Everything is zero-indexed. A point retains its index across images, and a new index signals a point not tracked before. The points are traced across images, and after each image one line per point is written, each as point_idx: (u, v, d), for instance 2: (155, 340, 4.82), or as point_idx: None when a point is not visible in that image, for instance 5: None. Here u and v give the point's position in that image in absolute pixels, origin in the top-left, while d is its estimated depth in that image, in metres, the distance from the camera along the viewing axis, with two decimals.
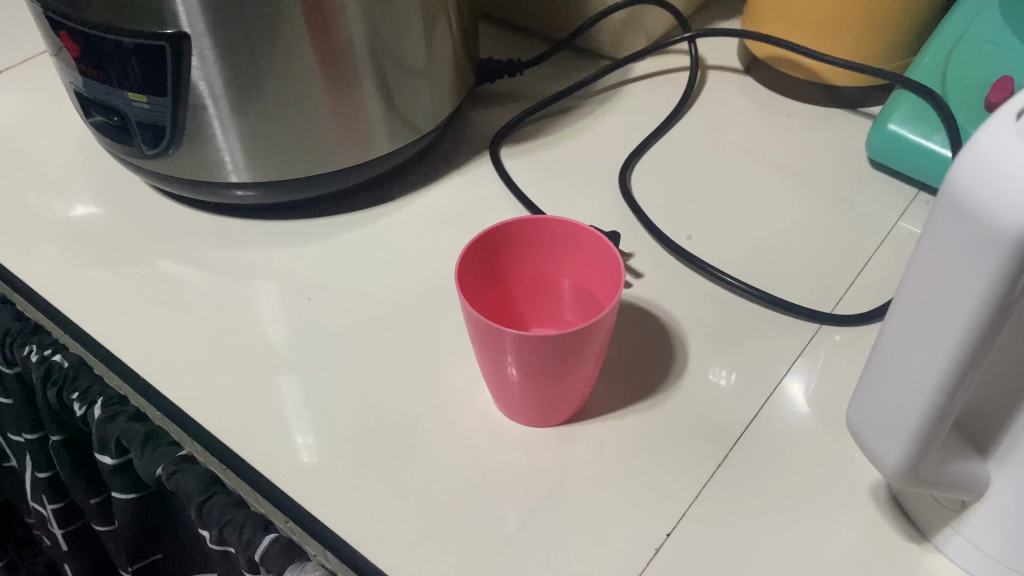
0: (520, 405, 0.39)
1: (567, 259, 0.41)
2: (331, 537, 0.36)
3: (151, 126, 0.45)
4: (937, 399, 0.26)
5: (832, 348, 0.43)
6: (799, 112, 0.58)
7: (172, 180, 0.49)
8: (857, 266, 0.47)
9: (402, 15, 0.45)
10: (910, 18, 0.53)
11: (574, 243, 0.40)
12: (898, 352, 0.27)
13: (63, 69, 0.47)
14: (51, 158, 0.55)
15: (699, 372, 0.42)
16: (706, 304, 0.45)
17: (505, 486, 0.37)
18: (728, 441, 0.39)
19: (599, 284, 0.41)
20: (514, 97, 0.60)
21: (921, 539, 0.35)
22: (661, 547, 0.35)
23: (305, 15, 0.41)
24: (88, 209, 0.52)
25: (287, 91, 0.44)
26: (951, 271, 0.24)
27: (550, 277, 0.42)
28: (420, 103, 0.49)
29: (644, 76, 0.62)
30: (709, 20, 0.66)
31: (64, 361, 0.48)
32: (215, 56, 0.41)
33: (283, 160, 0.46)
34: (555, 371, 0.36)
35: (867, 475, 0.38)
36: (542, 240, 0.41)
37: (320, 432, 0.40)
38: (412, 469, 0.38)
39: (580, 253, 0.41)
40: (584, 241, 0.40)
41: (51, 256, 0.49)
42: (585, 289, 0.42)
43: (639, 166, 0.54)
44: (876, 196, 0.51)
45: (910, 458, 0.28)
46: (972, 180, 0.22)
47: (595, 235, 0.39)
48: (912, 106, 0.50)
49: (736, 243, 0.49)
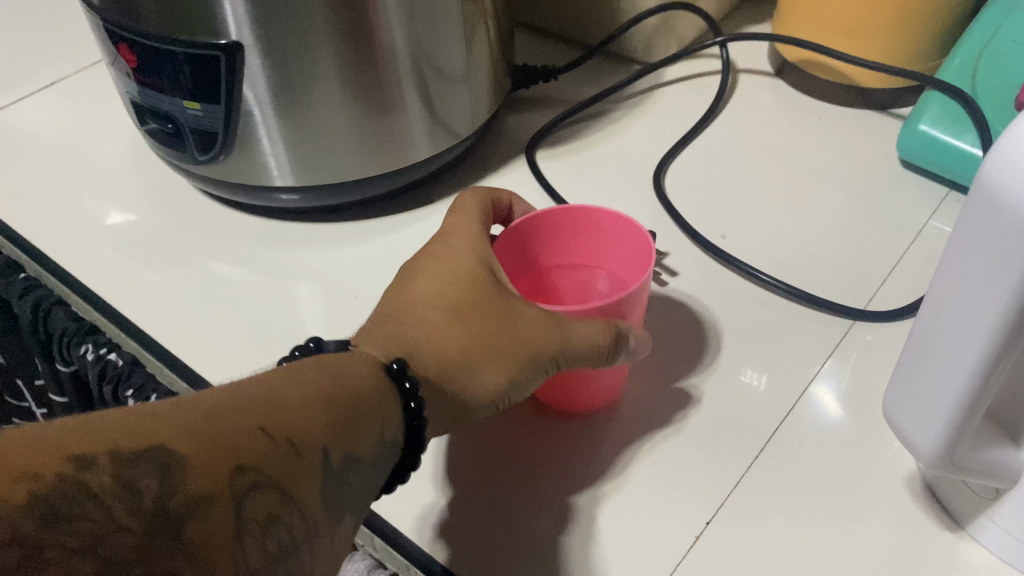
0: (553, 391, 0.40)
1: (600, 249, 0.43)
2: (382, 525, 0.38)
3: (204, 132, 0.47)
4: (970, 386, 0.27)
5: (864, 345, 0.44)
6: (829, 114, 0.59)
7: (221, 184, 0.51)
8: (889, 265, 0.48)
9: (442, 21, 0.46)
10: (941, 20, 0.54)
11: (603, 232, 0.42)
12: (933, 341, 0.28)
13: (120, 79, 0.49)
14: (103, 164, 0.58)
15: (734, 370, 0.43)
16: (741, 302, 0.46)
17: (547, 478, 0.39)
18: (764, 435, 0.40)
19: (632, 270, 0.42)
20: (548, 102, 0.62)
21: (957, 528, 0.36)
22: (700, 536, 0.37)
23: (349, 24, 0.42)
24: (138, 214, 0.54)
25: (331, 98, 0.45)
26: (981, 263, 0.25)
27: (577, 269, 0.44)
28: (459, 109, 0.51)
29: (677, 81, 0.63)
30: (740, 24, 0.67)
31: (119, 359, 0.49)
32: (262, 63, 0.43)
33: (327, 165, 0.48)
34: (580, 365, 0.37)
35: (902, 468, 0.39)
36: (573, 233, 0.42)
37: None
38: (455, 462, 0.40)
39: (590, 238, 0.42)
40: (581, 228, 0.42)
41: (107, 258, 0.51)
42: (617, 275, 0.43)
43: (672, 168, 0.55)
44: (907, 195, 0.52)
45: (946, 445, 0.29)
46: (1001, 175, 0.23)
47: (620, 218, 0.41)
48: (941, 107, 0.51)
49: (769, 243, 0.50)
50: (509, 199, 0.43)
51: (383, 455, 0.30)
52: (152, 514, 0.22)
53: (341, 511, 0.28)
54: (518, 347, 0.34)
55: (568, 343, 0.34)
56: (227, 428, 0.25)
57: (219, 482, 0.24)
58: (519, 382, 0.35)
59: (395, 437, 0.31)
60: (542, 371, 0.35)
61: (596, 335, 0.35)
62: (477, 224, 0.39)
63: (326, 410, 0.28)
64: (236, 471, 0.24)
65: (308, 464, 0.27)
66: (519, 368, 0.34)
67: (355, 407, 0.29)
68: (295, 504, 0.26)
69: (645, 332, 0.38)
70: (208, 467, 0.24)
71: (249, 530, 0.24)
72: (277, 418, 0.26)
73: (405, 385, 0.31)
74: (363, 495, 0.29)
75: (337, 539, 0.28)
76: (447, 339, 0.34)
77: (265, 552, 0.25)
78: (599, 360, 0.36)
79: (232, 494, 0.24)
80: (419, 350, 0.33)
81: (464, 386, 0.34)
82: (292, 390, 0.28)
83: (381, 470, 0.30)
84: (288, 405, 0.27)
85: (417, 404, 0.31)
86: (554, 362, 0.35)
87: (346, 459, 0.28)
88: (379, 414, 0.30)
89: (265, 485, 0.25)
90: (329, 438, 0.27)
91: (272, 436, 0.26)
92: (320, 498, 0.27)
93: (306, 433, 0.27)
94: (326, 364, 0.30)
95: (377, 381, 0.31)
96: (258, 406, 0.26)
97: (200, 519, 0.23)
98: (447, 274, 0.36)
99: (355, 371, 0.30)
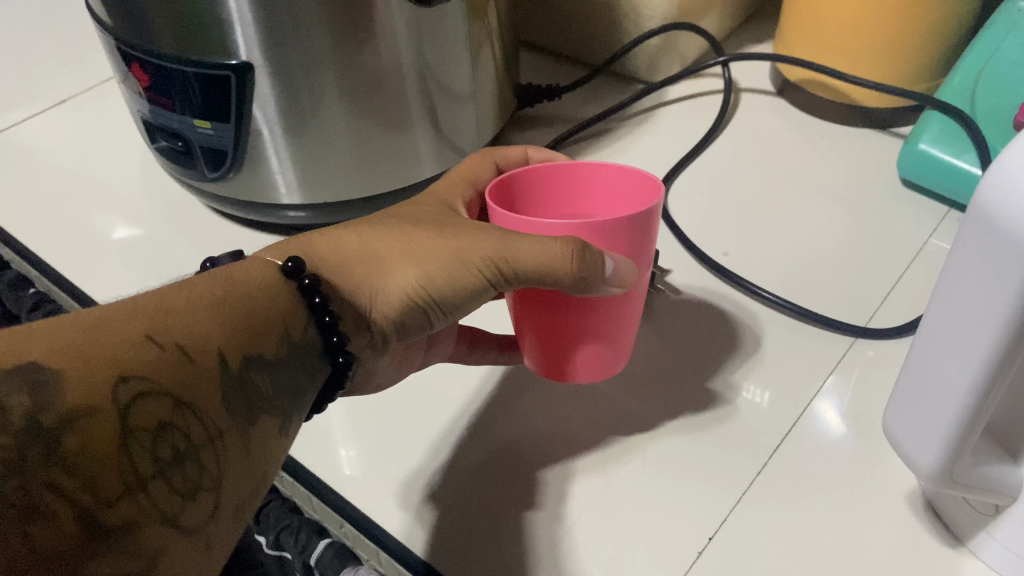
0: (541, 351, 0.37)
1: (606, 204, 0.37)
2: (387, 538, 0.38)
3: (213, 150, 0.48)
4: (969, 402, 0.27)
5: (866, 362, 0.44)
6: (831, 133, 0.60)
7: (231, 201, 0.51)
8: (890, 283, 0.48)
9: (448, 41, 0.47)
10: (941, 42, 0.55)
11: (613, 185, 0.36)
12: (933, 356, 0.28)
13: (132, 98, 0.50)
14: (114, 179, 0.59)
15: (737, 388, 0.43)
16: (744, 319, 0.47)
17: (552, 493, 0.39)
18: (766, 450, 0.41)
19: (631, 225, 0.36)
20: (552, 119, 0.63)
21: (958, 545, 0.37)
22: (703, 550, 0.37)
23: (354, 44, 0.43)
24: (148, 229, 0.55)
25: (338, 116, 0.46)
26: (979, 280, 0.25)
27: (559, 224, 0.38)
28: (465, 127, 0.52)
29: (679, 99, 0.64)
30: (742, 44, 0.68)
31: None
32: (272, 83, 0.44)
33: (332, 181, 0.49)
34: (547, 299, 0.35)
35: (904, 484, 0.39)
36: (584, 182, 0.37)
37: (361, 446, 0.42)
38: (460, 475, 0.40)
39: (549, 190, 0.37)
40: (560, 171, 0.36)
41: (117, 273, 0.51)
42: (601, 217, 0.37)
43: (675, 185, 0.56)
44: (907, 213, 0.53)
45: (943, 462, 0.29)
46: (997, 193, 0.24)
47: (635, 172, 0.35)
48: (941, 126, 0.51)
49: (771, 260, 0.50)
50: (523, 154, 0.44)
51: (292, 356, 0.31)
52: (24, 429, 0.22)
53: (253, 412, 0.29)
54: (434, 249, 0.34)
55: (499, 249, 0.32)
56: (107, 340, 0.25)
57: (99, 391, 0.24)
58: (438, 283, 0.34)
59: (306, 338, 0.32)
60: (473, 278, 0.34)
61: (550, 252, 0.31)
62: (462, 175, 0.41)
63: (216, 315, 0.29)
64: (119, 380, 0.24)
65: (203, 369, 0.27)
66: (438, 268, 0.34)
67: (253, 312, 0.30)
68: (190, 409, 0.26)
69: (627, 265, 0.33)
70: (85, 378, 0.24)
71: (136, 437, 0.24)
72: (165, 325, 0.27)
73: (303, 281, 0.32)
74: (276, 397, 0.30)
75: (255, 440, 0.29)
76: (362, 238, 0.35)
77: (157, 456, 0.25)
78: (547, 282, 0.32)
79: (114, 403, 0.24)
80: (327, 250, 0.34)
81: (373, 282, 0.34)
82: (179, 297, 0.28)
83: (301, 369, 0.32)
84: (175, 312, 0.27)
85: (321, 298, 0.32)
86: (497, 267, 0.33)
87: (245, 360, 0.29)
88: (279, 315, 0.31)
89: (151, 392, 0.25)
90: (223, 340, 0.28)
91: (159, 343, 0.26)
92: (222, 403, 0.28)
93: (196, 338, 0.27)
94: (221, 272, 0.31)
95: (272, 280, 0.32)
96: (142, 316, 0.27)
97: (77, 429, 0.23)
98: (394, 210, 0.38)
99: (252, 279, 0.31)
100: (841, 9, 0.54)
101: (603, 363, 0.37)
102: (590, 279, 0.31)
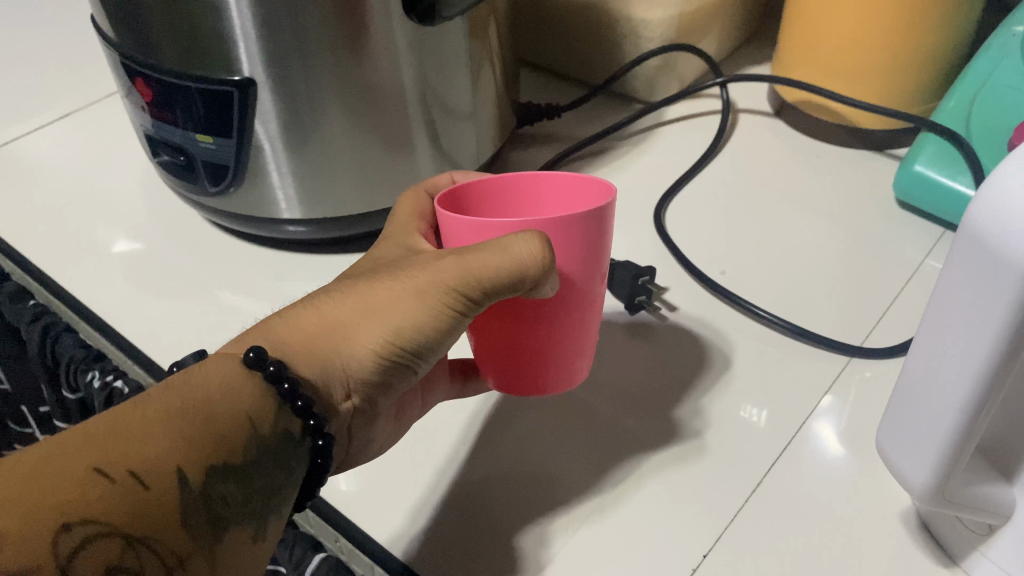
0: (499, 366, 0.36)
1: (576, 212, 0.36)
2: (383, 553, 0.38)
3: (215, 165, 0.48)
4: (963, 421, 0.27)
5: (862, 382, 0.44)
6: (828, 154, 0.60)
7: (233, 216, 0.52)
8: (885, 303, 0.48)
9: (451, 60, 0.48)
10: (938, 65, 0.55)
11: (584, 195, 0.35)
12: (928, 379, 0.28)
13: (136, 113, 0.50)
14: (117, 192, 0.59)
15: (733, 407, 0.43)
16: (741, 336, 0.47)
17: (547, 509, 0.39)
18: (760, 468, 0.41)
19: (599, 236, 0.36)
20: (551, 137, 0.63)
21: (951, 564, 0.37)
22: (698, 567, 0.37)
23: (352, 61, 0.43)
24: (148, 244, 0.55)
25: (337, 135, 0.46)
26: (971, 302, 0.25)
27: None
28: (464, 145, 0.52)
29: (677, 119, 0.64)
30: (739, 65, 0.69)
31: (124, 386, 0.49)
32: (272, 98, 0.44)
33: (331, 199, 0.49)
34: (523, 309, 0.34)
35: (899, 504, 0.39)
36: (557, 192, 0.36)
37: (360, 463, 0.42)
38: (457, 494, 0.40)
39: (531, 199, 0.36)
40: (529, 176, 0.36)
41: (117, 285, 0.52)
42: None
43: (673, 205, 0.56)
44: (904, 234, 0.53)
45: (936, 481, 0.29)
46: (987, 214, 0.24)
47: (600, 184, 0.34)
48: (936, 148, 0.52)
49: (767, 279, 0.51)
50: (451, 180, 0.43)
51: (265, 454, 0.30)
52: None
53: (220, 525, 0.29)
54: (401, 300, 0.33)
55: (456, 275, 0.32)
56: (53, 483, 0.25)
57: (37, 544, 0.24)
58: (410, 336, 0.33)
59: (286, 432, 0.31)
60: (438, 316, 0.33)
61: (507, 251, 0.30)
62: (407, 214, 0.39)
63: (173, 431, 0.28)
64: (60, 529, 0.25)
65: (161, 493, 0.27)
66: (408, 321, 0.33)
67: (215, 416, 0.29)
68: (145, 542, 0.26)
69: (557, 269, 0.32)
70: (21, 534, 0.24)
71: None
72: (118, 454, 0.26)
73: (267, 370, 0.31)
74: (247, 504, 0.30)
75: (223, 554, 0.29)
76: (330, 304, 0.33)
77: None
78: (514, 287, 0.31)
79: (53, 556, 0.24)
80: (295, 325, 0.33)
81: (346, 348, 0.33)
82: (134, 416, 0.28)
83: (274, 467, 0.31)
84: (131, 436, 0.27)
85: (291, 385, 0.31)
86: (451, 299, 0.32)
87: (210, 474, 0.28)
88: (244, 412, 0.30)
89: (100, 535, 0.25)
90: (183, 456, 0.27)
91: (109, 474, 0.26)
92: (183, 526, 0.27)
93: (151, 461, 0.27)
94: (178, 377, 0.30)
95: (240, 377, 0.30)
96: (89, 447, 0.26)
97: None
98: (371, 267, 0.36)
99: (211, 383, 0.30)
100: (839, 29, 0.55)
101: (562, 373, 0.37)
102: (547, 275, 0.31)
